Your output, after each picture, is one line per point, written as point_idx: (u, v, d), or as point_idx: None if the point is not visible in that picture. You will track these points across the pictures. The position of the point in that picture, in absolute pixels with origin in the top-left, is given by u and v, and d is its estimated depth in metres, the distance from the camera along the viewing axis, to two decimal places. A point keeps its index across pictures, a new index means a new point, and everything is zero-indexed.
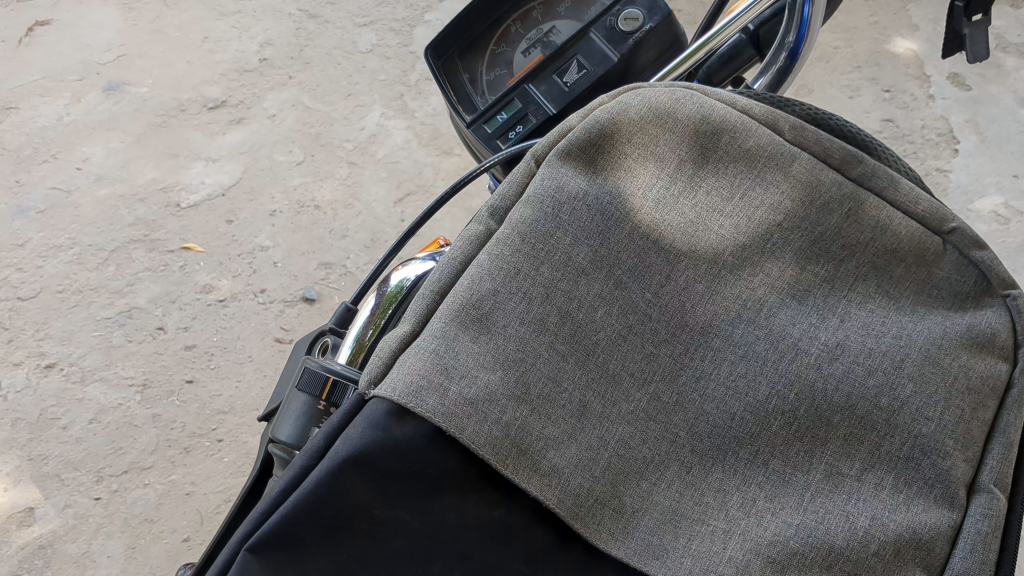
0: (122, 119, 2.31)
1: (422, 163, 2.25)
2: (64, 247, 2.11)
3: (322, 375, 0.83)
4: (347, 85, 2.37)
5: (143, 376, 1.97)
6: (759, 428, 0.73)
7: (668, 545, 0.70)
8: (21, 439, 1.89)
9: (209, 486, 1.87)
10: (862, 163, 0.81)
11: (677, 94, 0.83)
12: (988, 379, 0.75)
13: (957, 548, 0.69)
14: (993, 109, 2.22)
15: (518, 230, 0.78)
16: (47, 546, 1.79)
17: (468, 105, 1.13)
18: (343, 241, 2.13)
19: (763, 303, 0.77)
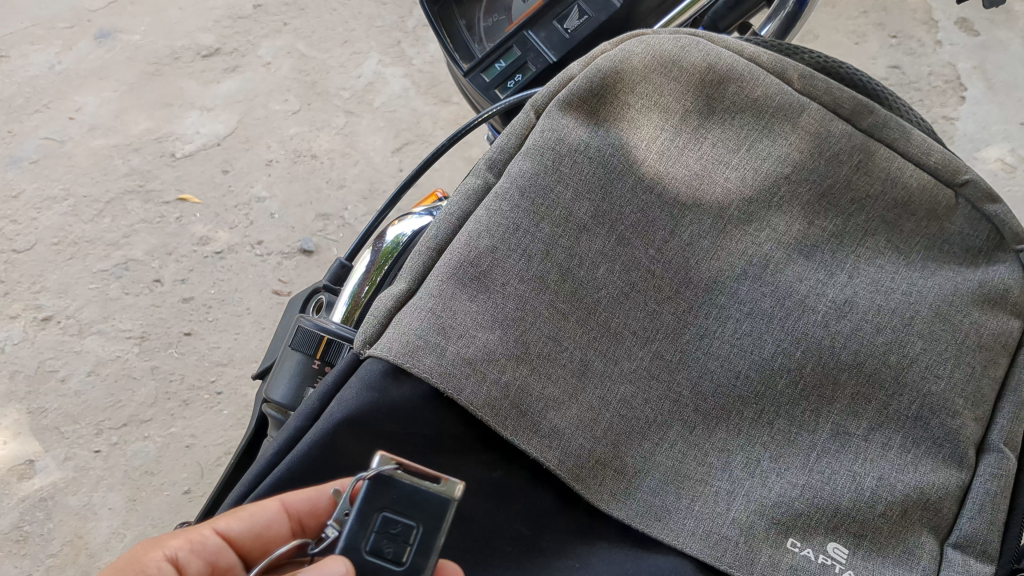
0: (114, 67, 2.14)
1: (420, 112, 2.11)
2: (58, 198, 1.96)
3: (316, 335, 0.81)
4: (343, 32, 2.22)
5: (141, 328, 1.81)
6: (763, 386, 0.71)
7: (671, 505, 0.68)
8: (19, 391, 1.74)
9: (210, 438, 1.72)
10: (872, 113, 0.79)
11: (682, 42, 0.81)
12: (1000, 336, 0.74)
13: (965, 507, 0.68)
14: (1003, 55, 2.10)
15: (517, 184, 0.76)
16: (47, 499, 1.64)
17: (465, 54, 1.08)
18: (341, 191, 1.98)
19: (770, 260, 0.75)
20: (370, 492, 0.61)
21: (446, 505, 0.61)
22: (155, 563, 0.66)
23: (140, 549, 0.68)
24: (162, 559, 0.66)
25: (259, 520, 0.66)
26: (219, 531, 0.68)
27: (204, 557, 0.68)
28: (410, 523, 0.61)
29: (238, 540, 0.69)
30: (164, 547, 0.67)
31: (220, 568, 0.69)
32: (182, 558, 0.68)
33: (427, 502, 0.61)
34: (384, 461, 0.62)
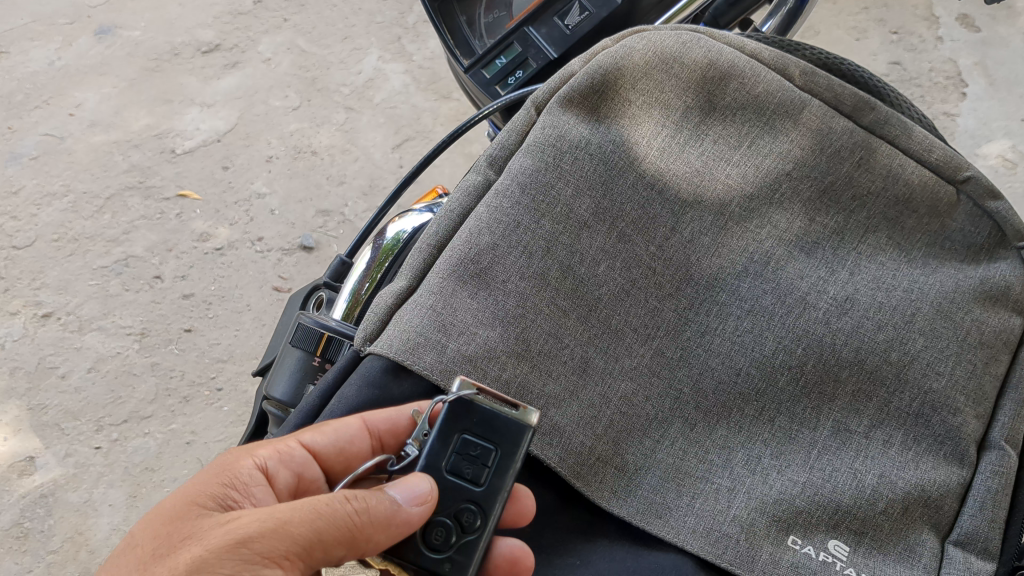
0: (114, 63, 2.14)
1: (420, 108, 2.10)
2: (58, 194, 1.95)
3: (316, 332, 0.81)
4: (343, 28, 2.21)
5: (142, 325, 1.81)
6: (765, 383, 0.71)
7: (672, 503, 0.68)
8: (20, 387, 1.73)
9: (210, 435, 1.71)
10: (874, 109, 0.78)
11: (684, 38, 0.81)
12: (1001, 333, 0.73)
13: (967, 505, 0.68)
14: (1004, 50, 2.09)
15: (517, 180, 0.75)
16: (48, 495, 1.64)
17: (465, 50, 1.06)
18: (341, 187, 1.97)
19: (771, 258, 0.75)
20: (450, 416, 0.64)
21: (523, 430, 0.63)
22: (246, 471, 0.65)
23: (229, 454, 0.66)
24: (253, 467, 0.65)
25: (343, 437, 0.67)
26: (305, 444, 0.68)
27: (290, 468, 0.67)
28: (490, 446, 0.63)
29: (323, 455, 0.70)
30: (255, 456, 0.66)
31: (303, 480, 0.69)
32: (270, 468, 0.67)
33: (506, 428, 0.63)
34: (463, 386, 0.64)
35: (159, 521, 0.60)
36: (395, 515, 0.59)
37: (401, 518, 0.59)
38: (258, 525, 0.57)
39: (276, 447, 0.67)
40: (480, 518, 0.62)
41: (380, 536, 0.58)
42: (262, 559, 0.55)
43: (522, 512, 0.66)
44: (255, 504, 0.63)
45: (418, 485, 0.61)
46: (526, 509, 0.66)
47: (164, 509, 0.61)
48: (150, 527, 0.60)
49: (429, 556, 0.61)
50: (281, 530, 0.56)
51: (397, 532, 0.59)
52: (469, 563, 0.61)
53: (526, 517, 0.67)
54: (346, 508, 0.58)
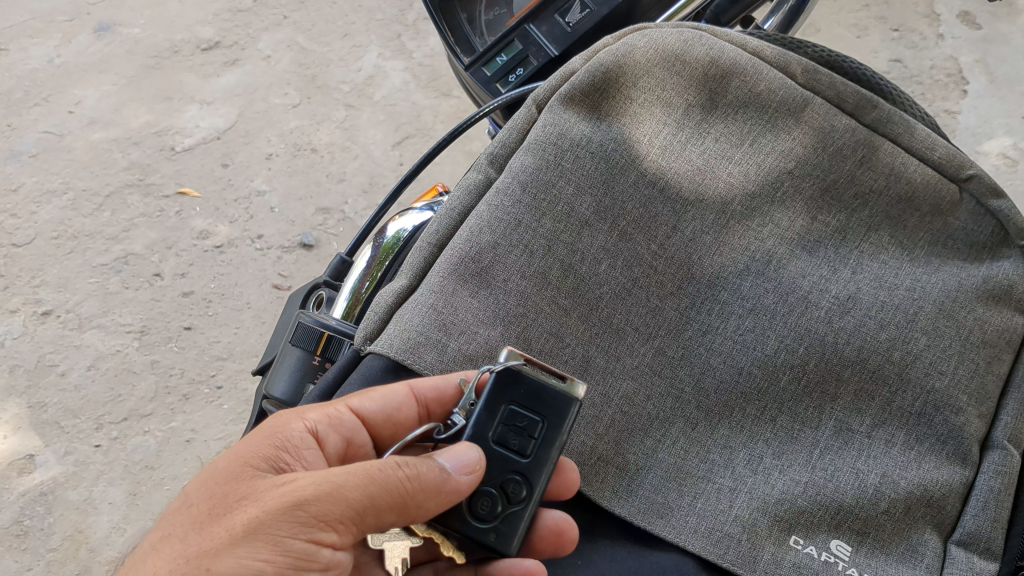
0: (114, 60, 2.13)
1: (420, 105, 2.10)
2: (58, 192, 1.95)
3: (316, 331, 0.81)
4: (343, 25, 2.21)
5: (141, 322, 1.81)
6: (767, 383, 0.71)
7: (673, 503, 0.68)
8: (19, 385, 1.73)
9: (210, 433, 1.71)
10: (876, 107, 0.78)
11: (685, 36, 0.80)
12: (1004, 332, 0.73)
13: (969, 504, 0.68)
14: (1005, 48, 2.08)
15: (518, 179, 0.75)
16: (48, 493, 1.63)
17: (466, 47, 1.06)
18: (341, 184, 1.97)
19: (773, 256, 0.74)
20: (496, 387, 0.66)
21: (569, 403, 0.65)
22: (295, 434, 0.66)
23: (280, 417, 0.67)
24: (303, 430, 0.66)
25: (389, 403, 0.68)
26: (354, 409, 0.68)
27: (339, 433, 0.68)
28: (536, 418, 0.65)
29: (372, 421, 0.70)
30: (305, 419, 0.67)
31: (352, 445, 0.70)
32: (319, 432, 0.67)
33: (553, 400, 0.65)
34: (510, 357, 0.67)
35: (215, 480, 0.62)
36: (445, 483, 0.61)
37: (451, 486, 0.61)
38: (313, 488, 0.58)
39: (325, 412, 0.67)
40: (525, 489, 0.64)
41: (430, 503, 0.60)
42: (318, 522, 0.58)
43: (568, 484, 0.66)
44: (307, 467, 0.65)
45: (466, 454, 0.63)
46: (572, 482, 0.66)
47: (220, 469, 0.63)
48: (206, 486, 0.62)
49: (475, 525, 0.64)
50: (336, 494, 0.58)
51: (446, 499, 0.61)
52: (514, 532, 0.64)
53: (572, 490, 0.66)
54: (398, 475, 0.60)
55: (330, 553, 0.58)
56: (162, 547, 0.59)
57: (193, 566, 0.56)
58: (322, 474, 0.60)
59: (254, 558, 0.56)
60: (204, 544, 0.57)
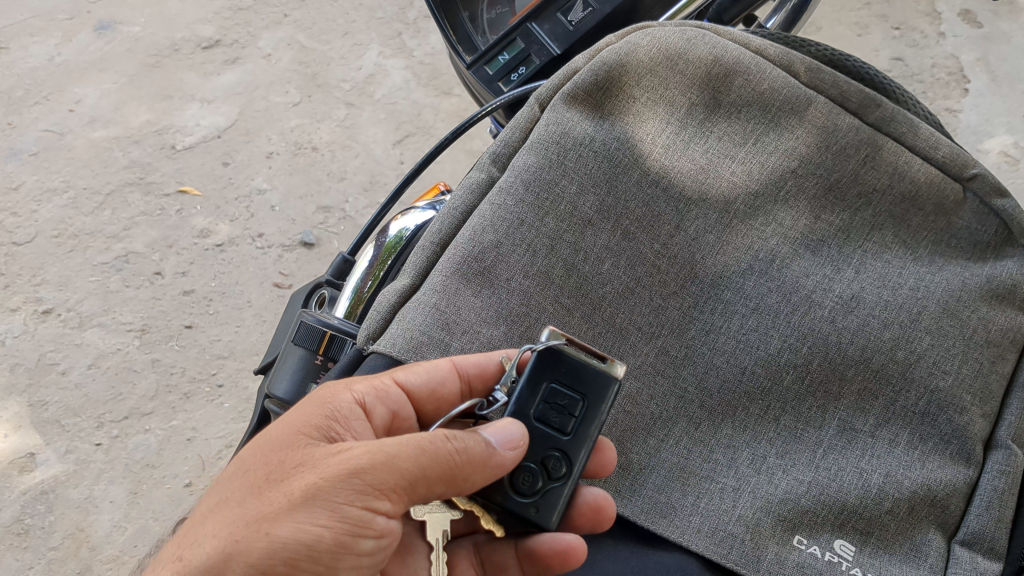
0: (114, 59, 2.13)
1: (421, 104, 2.09)
2: (58, 190, 1.95)
3: (319, 330, 0.81)
4: (344, 23, 2.21)
5: (142, 321, 1.80)
6: (770, 382, 0.71)
7: (676, 502, 0.68)
8: (20, 384, 1.73)
9: (211, 431, 1.70)
10: (880, 106, 0.78)
11: (688, 34, 0.80)
12: (1008, 332, 0.73)
13: (973, 504, 0.68)
14: (1006, 47, 2.08)
15: (521, 178, 0.75)
16: (49, 492, 1.62)
17: (468, 46, 1.05)
18: (342, 183, 1.97)
19: (776, 254, 0.74)
20: (538, 364, 0.66)
21: (609, 383, 0.65)
22: (344, 405, 0.65)
23: (329, 386, 0.67)
24: (352, 402, 0.65)
25: (433, 379, 0.68)
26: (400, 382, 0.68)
27: (385, 405, 0.68)
28: (576, 396, 0.65)
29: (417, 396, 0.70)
30: (352, 390, 0.66)
31: (397, 417, 0.69)
32: (366, 403, 0.67)
33: (593, 378, 0.65)
34: (552, 337, 0.67)
35: (269, 447, 0.62)
36: (491, 457, 0.61)
37: (496, 461, 0.61)
38: (368, 456, 0.59)
39: (372, 384, 0.66)
40: (565, 465, 0.64)
41: (477, 476, 0.61)
42: (374, 491, 0.59)
43: (603, 464, 0.67)
44: (355, 438, 0.65)
45: (510, 429, 0.63)
46: (609, 461, 0.67)
47: (273, 435, 0.63)
48: (261, 452, 0.62)
49: (516, 500, 0.65)
50: (389, 465, 0.59)
51: (491, 474, 0.61)
52: (554, 508, 0.64)
53: (608, 470, 0.67)
54: (446, 448, 0.60)
55: (383, 521, 0.60)
56: (218, 510, 0.60)
57: (252, 530, 0.57)
58: (374, 444, 0.60)
59: (314, 523, 0.57)
60: (262, 508, 0.58)
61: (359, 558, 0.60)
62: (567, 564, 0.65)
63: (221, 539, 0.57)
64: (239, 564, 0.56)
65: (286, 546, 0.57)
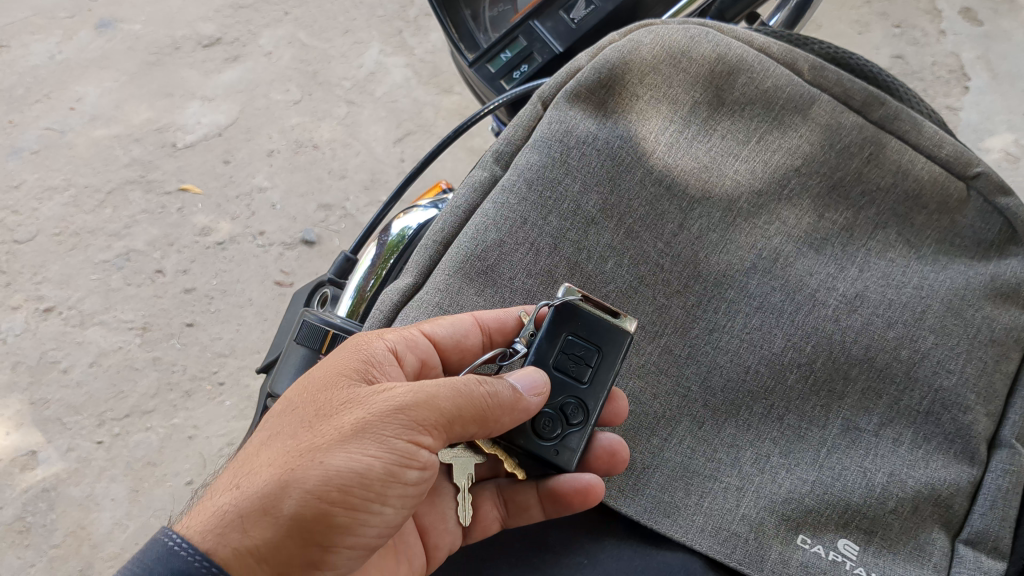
0: (115, 57, 2.13)
1: (422, 102, 2.09)
2: (59, 189, 1.95)
3: (322, 329, 0.80)
4: (344, 21, 2.20)
5: (143, 319, 1.80)
6: (774, 382, 0.70)
7: (680, 502, 0.68)
8: (21, 382, 1.72)
9: (213, 429, 1.70)
10: (884, 105, 0.77)
11: (692, 32, 0.80)
12: (1013, 330, 0.72)
13: (977, 503, 0.67)
14: (1007, 44, 2.08)
15: (525, 176, 0.75)
16: (50, 490, 1.62)
17: (469, 44, 1.05)
18: (342, 181, 1.97)
19: (780, 252, 0.74)
20: (556, 319, 0.70)
21: (621, 335, 0.69)
22: (379, 352, 0.67)
23: (361, 336, 0.69)
24: (385, 349, 0.67)
25: (456, 332, 0.70)
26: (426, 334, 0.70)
27: (415, 353, 0.70)
28: (592, 347, 0.69)
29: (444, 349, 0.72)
30: (385, 338, 0.68)
31: (424, 367, 0.72)
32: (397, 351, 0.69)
33: (606, 330, 0.69)
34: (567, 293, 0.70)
35: (313, 388, 0.65)
36: (518, 401, 0.65)
37: (523, 405, 0.65)
38: (411, 395, 0.63)
39: (402, 333, 0.69)
40: (583, 412, 0.68)
41: (506, 419, 0.65)
42: (418, 426, 0.62)
43: (617, 413, 0.70)
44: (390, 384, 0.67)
45: (533, 375, 0.67)
46: (622, 410, 0.70)
47: (316, 378, 0.66)
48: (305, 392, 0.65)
49: (539, 444, 0.69)
50: (430, 403, 0.63)
51: (518, 417, 0.66)
52: (573, 450, 0.68)
53: (622, 419, 0.70)
54: (480, 390, 0.64)
55: (425, 455, 0.63)
56: (268, 445, 0.63)
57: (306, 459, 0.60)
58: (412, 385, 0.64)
59: (364, 454, 0.61)
60: (314, 440, 0.61)
61: (403, 487, 0.63)
62: (588, 503, 0.65)
63: (277, 467, 0.60)
64: (297, 491, 0.59)
65: (339, 473, 0.60)
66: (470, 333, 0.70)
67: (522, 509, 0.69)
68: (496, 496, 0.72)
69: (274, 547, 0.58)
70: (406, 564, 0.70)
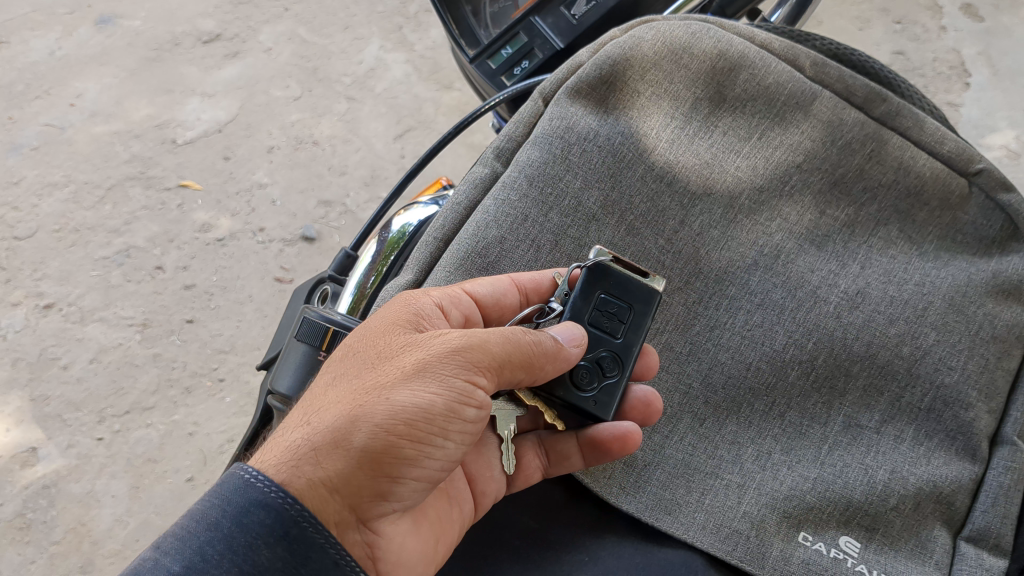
0: (115, 53, 2.13)
1: (422, 98, 2.09)
2: (59, 185, 1.94)
3: (322, 326, 0.80)
4: (344, 17, 2.20)
5: (143, 315, 1.80)
6: (775, 379, 0.70)
7: (681, 498, 0.67)
8: (22, 378, 1.72)
9: (213, 426, 1.70)
10: (886, 101, 0.77)
11: (693, 28, 0.79)
12: (1015, 327, 0.72)
13: (979, 501, 0.67)
14: (1008, 40, 2.07)
15: (525, 173, 0.75)
16: (50, 486, 1.62)
17: (470, 40, 1.05)
18: (342, 177, 1.96)
19: (782, 249, 0.74)
20: (589, 279, 0.70)
21: (653, 295, 0.69)
22: (428, 307, 0.67)
23: (408, 293, 0.68)
24: (433, 305, 0.67)
25: (496, 292, 0.70)
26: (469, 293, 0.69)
27: (459, 309, 0.69)
28: (625, 304, 0.69)
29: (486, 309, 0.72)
30: (432, 294, 0.67)
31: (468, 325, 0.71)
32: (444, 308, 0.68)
33: (639, 287, 0.69)
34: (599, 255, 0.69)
35: (369, 335, 0.65)
36: (559, 353, 0.65)
37: (564, 356, 0.66)
38: (465, 338, 0.63)
39: (446, 291, 0.68)
40: (619, 366, 0.68)
41: (549, 368, 0.65)
42: (473, 367, 0.62)
43: (648, 367, 0.70)
44: None
45: (570, 330, 0.68)
46: (653, 364, 0.70)
47: (372, 325, 0.66)
48: (363, 339, 0.65)
49: (577, 396, 0.69)
50: (483, 347, 0.62)
51: (560, 367, 0.66)
52: (612, 402, 0.68)
53: (652, 372, 0.70)
54: (526, 339, 0.64)
55: (482, 393, 0.63)
56: (332, 386, 0.63)
57: (371, 396, 0.61)
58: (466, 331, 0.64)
59: (424, 392, 0.61)
60: (376, 379, 0.62)
61: (463, 424, 0.63)
62: (626, 448, 0.66)
63: (345, 404, 0.60)
64: (365, 425, 0.59)
65: (404, 409, 0.60)
66: (508, 294, 0.70)
67: (562, 458, 0.69)
68: (537, 445, 0.72)
69: (345, 478, 0.59)
70: (457, 507, 0.69)
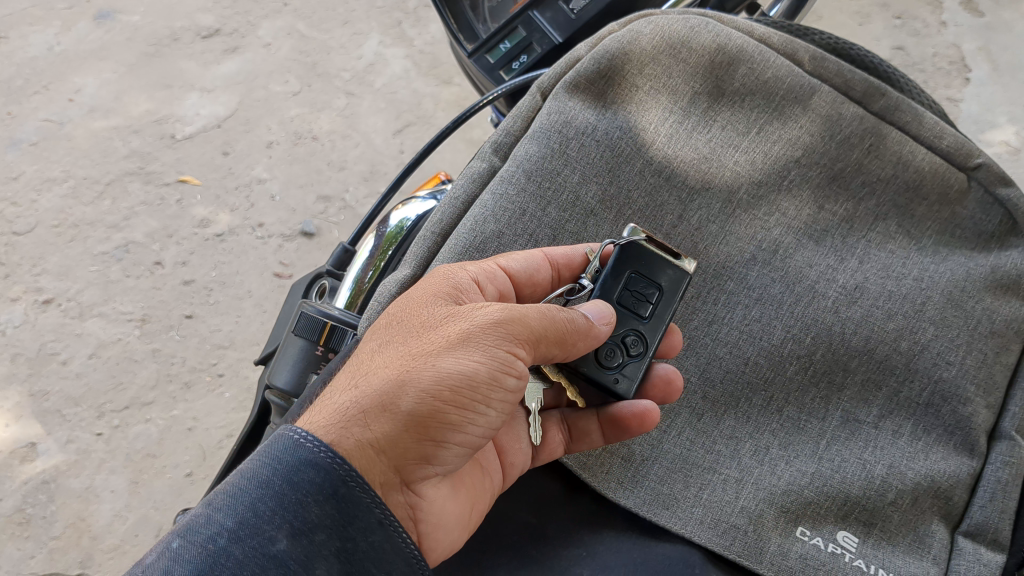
0: (114, 48, 2.12)
1: (421, 93, 2.09)
2: (58, 180, 1.94)
3: (320, 321, 0.80)
4: (343, 12, 2.20)
5: (142, 311, 1.80)
6: (772, 374, 0.70)
7: (679, 494, 0.67)
8: (21, 373, 1.72)
9: (212, 421, 1.70)
10: (885, 96, 0.77)
11: (691, 23, 0.79)
12: (1013, 322, 0.72)
13: (977, 495, 0.67)
14: (1008, 35, 2.07)
15: (523, 168, 0.74)
16: (50, 481, 1.62)
17: (468, 34, 1.04)
18: (342, 173, 1.96)
19: (780, 244, 0.74)
20: (620, 257, 0.69)
21: (682, 277, 0.68)
22: (464, 281, 0.66)
23: (443, 267, 0.68)
24: (470, 279, 0.66)
25: (529, 267, 0.70)
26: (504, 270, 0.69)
27: (494, 285, 0.68)
28: (654, 283, 0.68)
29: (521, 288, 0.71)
30: (468, 268, 0.67)
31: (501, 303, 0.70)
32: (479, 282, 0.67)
33: (668, 267, 0.68)
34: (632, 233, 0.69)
35: (411, 303, 0.65)
36: (591, 330, 0.65)
37: (595, 333, 0.65)
38: (507, 311, 0.62)
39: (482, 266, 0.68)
40: (644, 344, 0.67)
41: (581, 345, 0.65)
42: (515, 338, 0.62)
43: (671, 347, 0.69)
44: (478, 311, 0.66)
45: (599, 307, 0.67)
46: (676, 344, 0.69)
47: (415, 293, 0.66)
48: (405, 306, 0.65)
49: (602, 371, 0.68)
50: (523, 321, 0.62)
51: (591, 343, 0.66)
52: (633, 378, 0.68)
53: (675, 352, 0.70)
54: (562, 315, 0.64)
55: (522, 365, 0.63)
56: (377, 351, 0.63)
57: (418, 362, 0.61)
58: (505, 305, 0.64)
59: (468, 361, 0.61)
60: (422, 345, 0.61)
61: (504, 393, 0.63)
62: (644, 426, 0.67)
63: (391, 368, 0.60)
64: (412, 389, 0.59)
65: (450, 375, 0.60)
66: (541, 269, 0.70)
67: (584, 435, 0.69)
68: (561, 421, 0.72)
69: (393, 441, 0.59)
70: (490, 477, 0.69)
